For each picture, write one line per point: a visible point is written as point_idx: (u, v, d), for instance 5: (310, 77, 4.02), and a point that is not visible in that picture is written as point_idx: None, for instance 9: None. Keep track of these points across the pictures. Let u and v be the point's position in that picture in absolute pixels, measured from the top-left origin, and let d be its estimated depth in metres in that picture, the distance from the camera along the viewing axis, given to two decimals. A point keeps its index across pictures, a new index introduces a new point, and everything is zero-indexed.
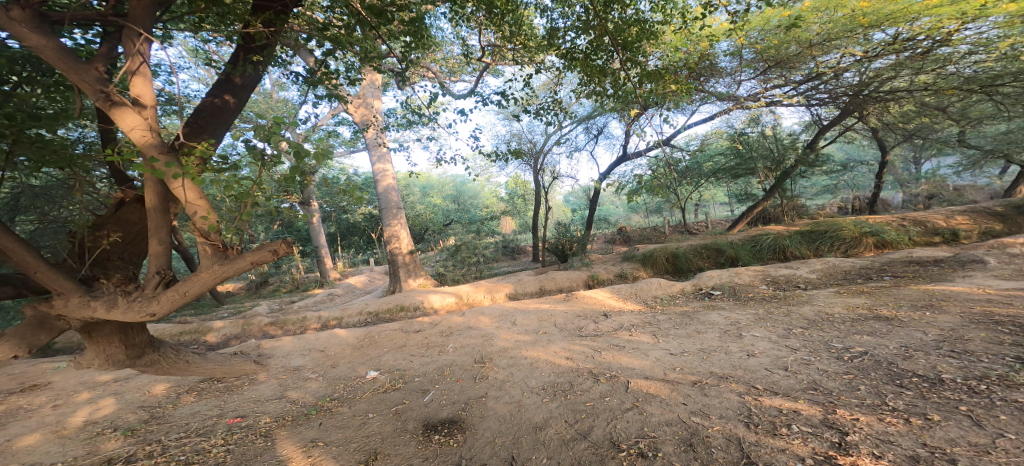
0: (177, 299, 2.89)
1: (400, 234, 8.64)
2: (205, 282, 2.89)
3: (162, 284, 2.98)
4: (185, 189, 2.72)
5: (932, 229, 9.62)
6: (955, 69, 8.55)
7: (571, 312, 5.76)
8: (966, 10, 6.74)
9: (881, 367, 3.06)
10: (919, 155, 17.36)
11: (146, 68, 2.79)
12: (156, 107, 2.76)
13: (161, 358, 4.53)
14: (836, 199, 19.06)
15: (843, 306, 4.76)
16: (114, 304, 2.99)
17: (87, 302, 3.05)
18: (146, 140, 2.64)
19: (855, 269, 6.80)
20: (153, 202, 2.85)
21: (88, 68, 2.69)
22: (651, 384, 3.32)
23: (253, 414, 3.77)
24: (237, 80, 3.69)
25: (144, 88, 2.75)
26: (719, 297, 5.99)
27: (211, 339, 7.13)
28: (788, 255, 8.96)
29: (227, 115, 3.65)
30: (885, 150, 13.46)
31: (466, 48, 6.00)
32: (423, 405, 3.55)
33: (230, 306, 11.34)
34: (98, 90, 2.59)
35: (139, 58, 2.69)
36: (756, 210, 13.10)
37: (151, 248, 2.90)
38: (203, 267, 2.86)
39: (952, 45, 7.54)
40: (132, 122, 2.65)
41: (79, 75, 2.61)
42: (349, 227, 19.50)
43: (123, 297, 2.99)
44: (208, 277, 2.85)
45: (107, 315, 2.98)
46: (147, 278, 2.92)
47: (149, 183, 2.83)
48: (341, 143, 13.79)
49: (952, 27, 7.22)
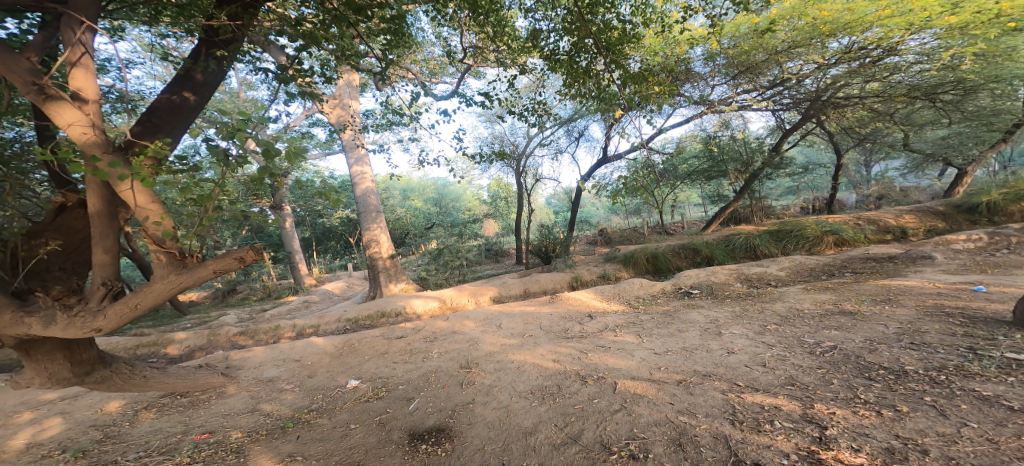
0: (127, 312, 2.66)
1: (380, 238, 8.40)
2: (160, 293, 2.67)
3: (108, 297, 2.73)
4: (135, 192, 2.46)
5: (884, 227, 10.29)
6: (901, 79, 9.18)
7: (556, 313, 5.78)
8: (912, 22, 7.23)
9: (850, 361, 3.21)
10: (870, 158, 18.55)
11: (89, 60, 2.38)
12: (101, 102, 2.36)
13: (115, 375, 3.80)
14: (799, 200, 20.07)
15: (812, 301, 5.00)
16: (52, 321, 2.67)
17: (19, 319, 2.68)
18: (87, 138, 2.25)
19: (820, 266, 7.16)
20: (96, 207, 2.55)
21: (17, 56, 2.24)
22: (638, 385, 3.36)
23: (222, 429, 3.55)
24: (198, 76, 3.43)
25: (86, 80, 2.33)
26: (698, 296, 6.16)
27: (174, 351, 6.73)
28: (758, 254, 9.35)
29: (187, 114, 3.39)
30: (841, 154, 14.32)
31: (449, 50, 5.91)
32: (408, 414, 3.45)
33: (196, 315, 10.73)
34: (29, 83, 2.17)
35: (81, 47, 2.27)
36: (728, 211, 13.61)
37: (96, 258, 2.62)
38: (157, 277, 2.64)
39: (899, 54, 8.07)
40: (70, 117, 2.24)
41: (5, 65, 2.16)
42: (325, 232, 18.87)
43: (62, 312, 2.69)
44: (164, 287, 2.64)
45: (43, 332, 2.66)
46: (92, 291, 2.66)
47: (90, 185, 2.52)
48: (315, 144, 13.34)
49: (899, 38, 7.73)
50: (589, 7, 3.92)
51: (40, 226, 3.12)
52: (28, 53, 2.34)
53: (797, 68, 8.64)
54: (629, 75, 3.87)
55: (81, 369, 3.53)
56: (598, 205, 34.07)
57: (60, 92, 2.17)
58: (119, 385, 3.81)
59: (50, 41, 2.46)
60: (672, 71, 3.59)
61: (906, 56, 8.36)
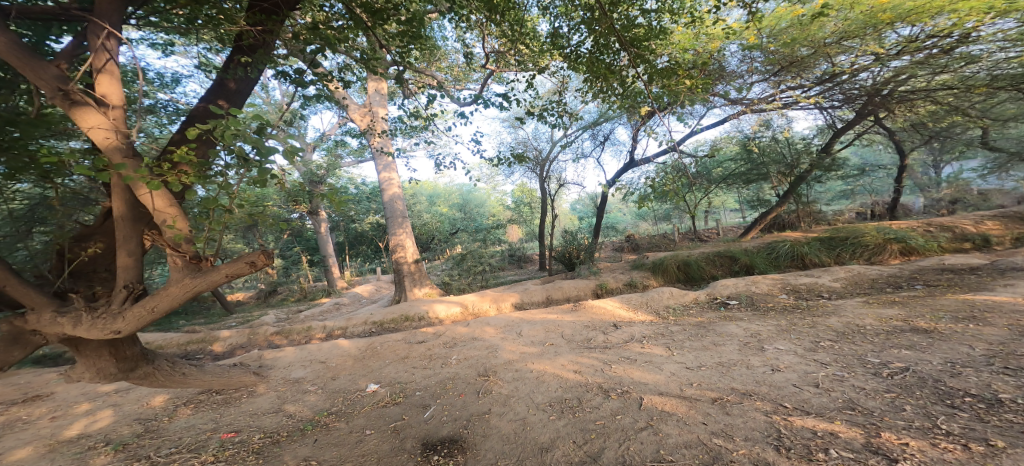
0: (143, 316, 2.74)
1: (405, 243, 8.50)
2: (175, 297, 2.75)
3: (129, 300, 2.84)
4: (153, 196, 2.56)
5: (960, 235, 9.17)
6: (974, 71, 8.30)
7: (579, 322, 5.53)
8: (990, 5, 6.44)
9: (926, 385, 2.76)
10: (941, 159, 16.75)
11: (113, 66, 2.54)
12: (124, 107, 2.50)
13: (157, 371, 3.96)
14: (854, 204, 18.48)
15: (874, 317, 4.43)
16: (78, 321, 2.81)
17: (55, 319, 2.85)
18: (110, 143, 2.40)
19: (882, 278, 6.43)
20: (120, 211, 2.71)
21: (47, 64, 2.40)
22: (667, 401, 3.08)
23: (247, 429, 3.59)
24: (231, 85, 3.56)
25: (110, 86, 2.47)
26: (736, 308, 5.70)
27: (218, 348, 7.08)
28: (807, 263, 8.59)
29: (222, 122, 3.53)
30: (904, 154, 13.02)
31: (471, 56, 5.89)
32: (423, 422, 3.35)
33: (239, 315, 11.35)
34: (56, 89, 2.31)
35: (105, 54, 2.41)
36: (770, 217, 12.72)
37: (120, 261, 2.75)
38: (173, 281, 2.73)
39: (974, 43, 7.24)
40: (94, 122, 2.39)
41: (32, 71, 2.30)
42: (357, 236, 19.49)
43: (88, 314, 2.83)
44: (179, 291, 2.72)
45: (72, 332, 2.81)
46: (114, 293, 2.78)
47: (114, 188, 2.64)
48: (349, 152, 13.85)
49: (971, 25, 6.95)
50: (614, 3, 3.74)
51: (91, 228, 3.37)
52: (57, 60, 2.50)
53: (851, 62, 7.92)
54: (659, 72, 3.64)
55: (125, 365, 3.68)
56: (625, 210, 33.17)
57: (84, 99, 2.31)
58: (160, 381, 3.96)
59: (78, 50, 2.62)
60: (705, 67, 3.34)
61: (982, 45, 7.51)
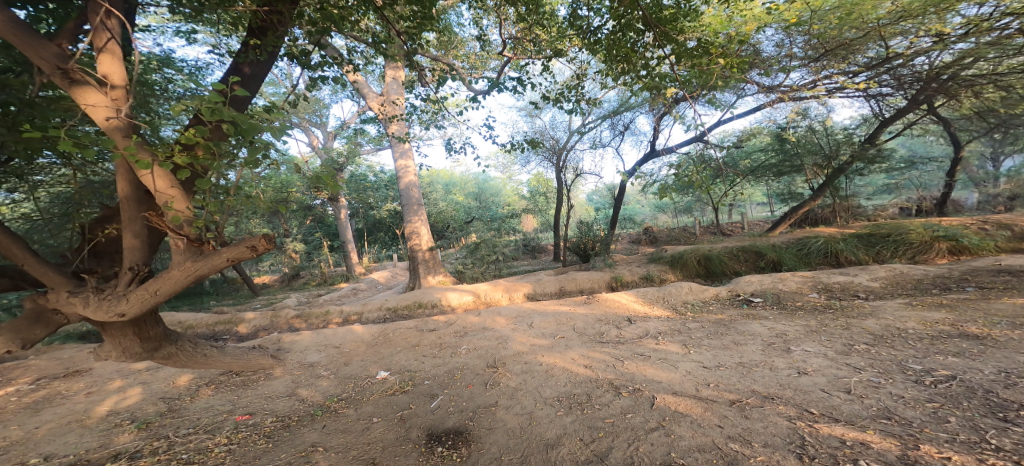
0: (146, 298, 2.84)
1: (420, 231, 8.53)
2: (177, 280, 2.84)
3: (134, 281, 2.94)
4: (154, 177, 2.62)
5: (1020, 234, 8.39)
6: None
7: (592, 315, 5.37)
8: None
9: (975, 396, 2.47)
10: (999, 150, 15.40)
11: (114, 46, 2.60)
12: (126, 87, 2.55)
13: (179, 351, 4.08)
14: (897, 199, 17.31)
15: (918, 321, 4.07)
16: (85, 302, 2.92)
17: (67, 298, 2.98)
18: (111, 123, 2.46)
19: (928, 278, 5.94)
20: (125, 192, 2.82)
21: (47, 43, 2.46)
22: (681, 402, 2.92)
23: (261, 411, 3.67)
24: (245, 69, 3.60)
25: (113, 67, 2.54)
26: (761, 305, 5.40)
27: (242, 330, 7.33)
28: (841, 260, 8.09)
29: (237, 107, 3.57)
30: (957, 145, 12.01)
31: (487, 42, 5.76)
32: (429, 412, 3.31)
33: (265, 297, 11.79)
34: (56, 67, 2.36)
35: (108, 34, 2.48)
36: (801, 211, 12.07)
37: (126, 242, 2.86)
38: (176, 264, 2.81)
39: None
40: (94, 100, 2.44)
41: (33, 50, 2.37)
42: (376, 223, 19.82)
43: (94, 294, 2.93)
44: (180, 274, 2.81)
45: (84, 311, 2.91)
46: (119, 275, 2.88)
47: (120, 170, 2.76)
48: (369, 141, 14.02)
49: None
50: None
51: (112, 212, 3.50)
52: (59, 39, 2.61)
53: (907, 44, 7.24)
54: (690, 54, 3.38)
55: (149, 344, 3.81)
56: (644, 201, 32.39)
57: (85, 77, 2.37)
58: (182, 361, 4.07)
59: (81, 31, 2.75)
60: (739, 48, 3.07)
61: None
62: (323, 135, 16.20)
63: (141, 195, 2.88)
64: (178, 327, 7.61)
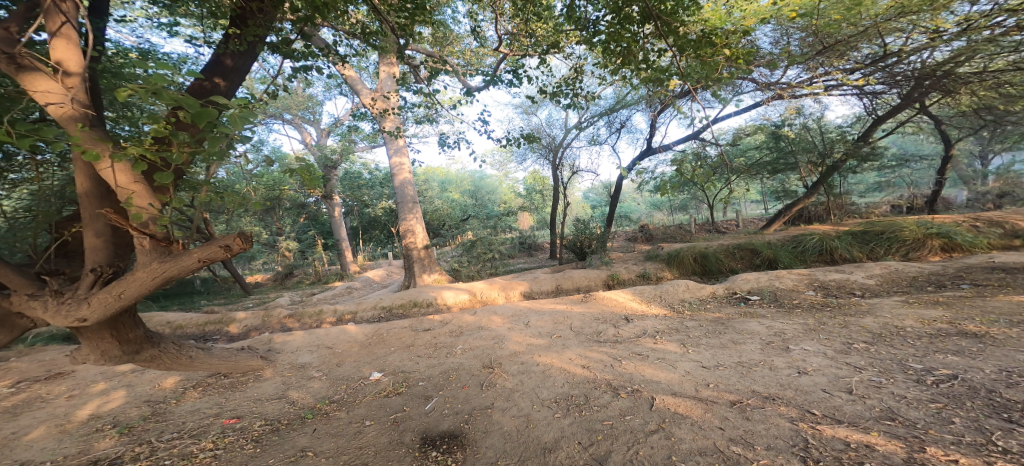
0: (110, 301, 2.74)
1: (415, 229, 8.43)
2: (143, 283, 2.74)
3: (97, 284, 2.83)
4: (115, 172, 2.52)
5: (1011, 231, 8.46)
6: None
7: (589, 314, 5.32)
8: None
9: (978, 396, 2.43)
10: (988, 149, 15.58)
11: (70, 30, 2.53)
12: (83, 75, 2.51)
13: (163, 354, 4.02)
14: (888, 197, 17.44)
15: (916, 319, 4.04)
16: (43, 306, 2.80)
17: (26, 302, 2.85)
18: (64, 112, 2.41)
19: (923, 276, 5.94)
20: (85, 188, 2.77)
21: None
22: (680, 403, 2.87)
23: (250, 415, 3.57)
24: (227, 61, 3.51)
25: (67, 53, 2.48)
26: (758, 303, 5.37)
27: (233, 330, 7.19)
28: (836, 257, 8.11)
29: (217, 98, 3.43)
30: (948, 143, 12.12)
31: (483, 38, 5.67)
32: (423, 414, 3.23)
33: (257, 296, 11.61)
34: (5, 53, 2.29)
35: (64, 20, 2.42)
36: (795, 208, 12.11)
37: (87, 241, 2.79)
38: (141, 265, 2.71)
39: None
40: (45, 87, 2.38)
41: None
42: (371, 222, 19.63)
43: (55, 298, 2.82)
44: (146, 276, 2.70)
45: (43, 316, 2.79)
46: (81, 277, 2.78)
47: (78, 165, 2.71)
48: (364, 138, 13.85)
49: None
50: None
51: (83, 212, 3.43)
52: (7, 23, 2.52)
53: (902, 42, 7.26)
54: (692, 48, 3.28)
55: (129, 347, 3.73)
56: (640, 198, 32.44)
57: (36, 64, 2.31)
58: (167, 364, 4.02)
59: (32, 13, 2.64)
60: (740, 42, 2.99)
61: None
62: (316, 131, 16.00)
63: (103, 192, 2.83)
64: (167, 327, 7.45)
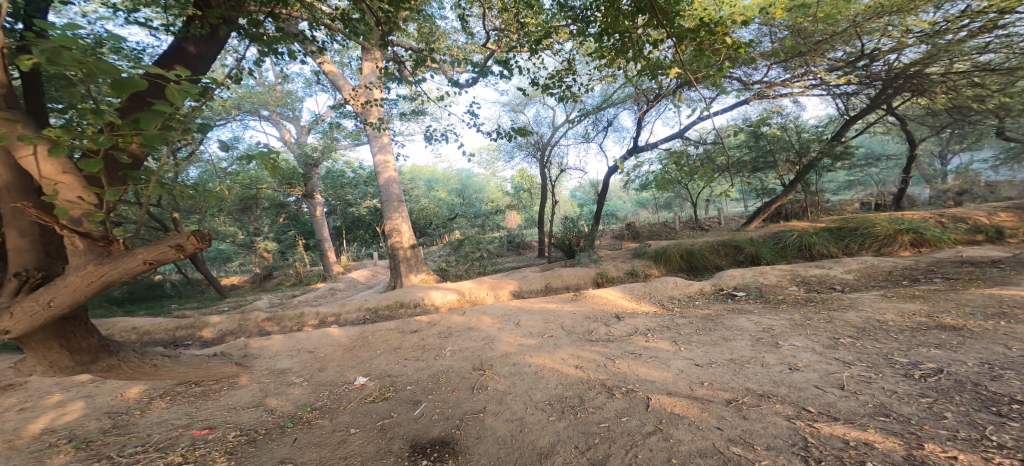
0: (37, 310, 2.45)
1: (401, 228, 8.22)
2: (77, 288, 2.46)
3: (22, 292, 2.53)
4: (39, 161, 2.27)
5: (973, 227, 8.85)
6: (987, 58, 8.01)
7: (579, 312, 5.26)
8: None
9: (966, 390, 2.47)
10: (947, 149, 16.36)
11: None
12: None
13: (123, 364, 3.50)
14: (860, 194, 18.10)
15: (896, 312, 4.14)
16: None
17: None
18: None
19: (898, 270, 6.14)
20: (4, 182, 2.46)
21: None
22: (676, 403, 2.84)
23: (223, 425, 3.36)
24: (190, 48, 3.32)
25: None
26: (745, 299, 5.43)
27: (207, 335, 6.86)
28: (814, 253, 8.33)
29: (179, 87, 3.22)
30: (914, 143, 12.65)
31: (471, 34, 5.54)
32: (412, 420, 3.10)
33: (233, 299, 11.12)
34: None
35: None
36: (774, 206, 12.41)
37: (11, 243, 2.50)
38: (75, 269, 2.45)
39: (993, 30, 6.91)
40: None
41: None
42: (354, 221, 19.16)
43: None
44: (81, 280, 2.44)
45: None
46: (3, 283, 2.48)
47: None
48: (345, 135, 13.49)
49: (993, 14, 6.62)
50: None
51: None
52: None
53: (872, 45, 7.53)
54: (691, 43, 3.21)
55: (83, 357, 3.21)
56: (626, 197, 32.74)
57: None
58: (128, 374, 3.50)
59: None
60: (736, 38, 2.93)
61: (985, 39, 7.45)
62: (295, 128, 15.50)
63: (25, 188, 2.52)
64: (134, 333, 7.04)
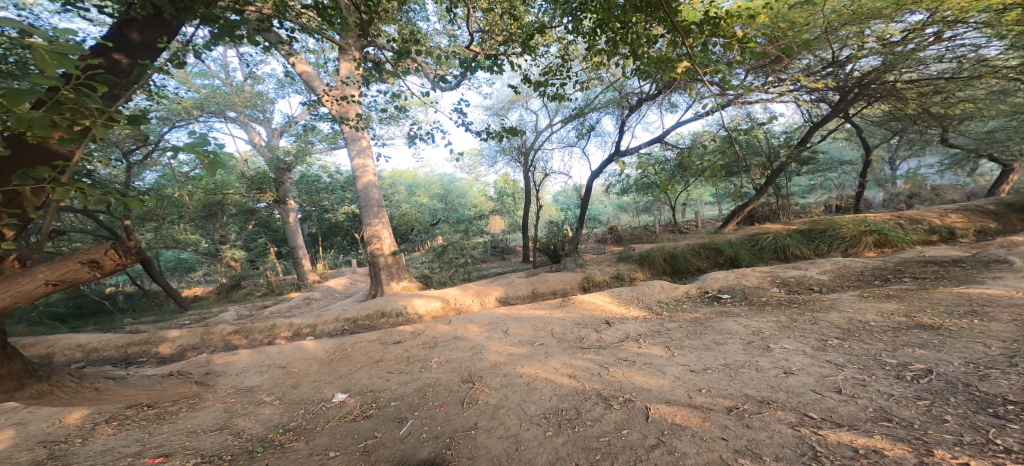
0: None
1: (381, 234, 7.91)
2: None
3: None
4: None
5: (929, 228, 9.37)
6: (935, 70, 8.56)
7: (568, 319, 5.15)
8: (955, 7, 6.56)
9: (959, 391, 2.49)
10: (897, 155, 17.46)
11: None
12: None
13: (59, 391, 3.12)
14: (823, 198, 18.99)
15: (875, 312, 4.24)
16: None
17: None
18: None
19: (869, 270, 6.36)
20: None
21: None
22: (676, 412, 2.77)
23: (181, 452, 3.02)
24: (132, 36, 3.02)
25: None
26: (730, 302, 5.48)
27: (165, 351, 6.35)
28: (788, 255, 8.58)
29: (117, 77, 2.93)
30: (870, 150, 13.39)
31: (456, 36, 5.39)
32: (398, 440, 2.87)
33: (196, 311, 10.40)
34: None
35: None
36: (747, 209, 12.80)
37: None
38: None
39: (943, 42, 7.36)
40: None
41: None
42: (330, 227, 18.48)
43: None
44: None
45: None
46: None
47: None
48: (319, 137, 12.99)
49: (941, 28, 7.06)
50: None
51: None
52: None
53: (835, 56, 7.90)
54: (685, 43, 3.16)
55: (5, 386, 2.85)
56: (606, 202, 33.11)
57: None
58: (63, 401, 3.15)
59: None
60: (743, 33, 2.88)
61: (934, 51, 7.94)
62: (265, 131, 14.82)
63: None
64: (80, 351, 6.43)
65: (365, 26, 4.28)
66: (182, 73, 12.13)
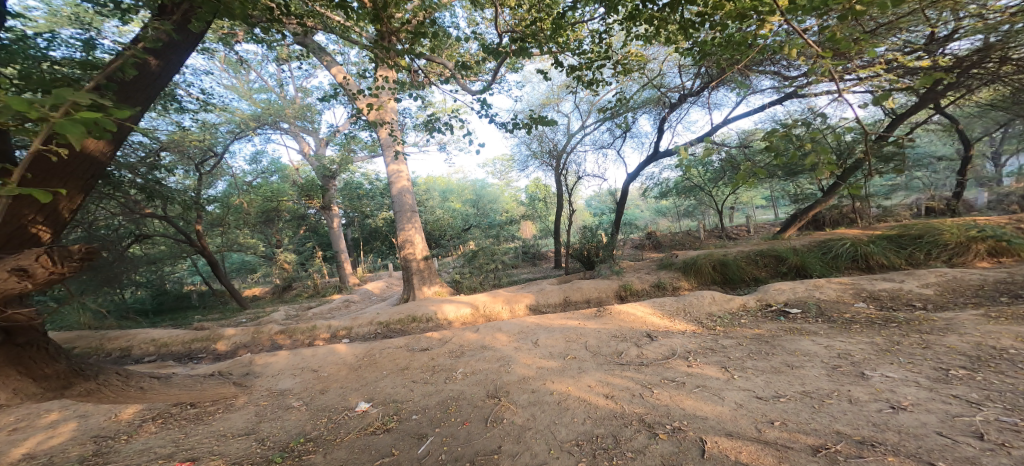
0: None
1: (414, 239, 7.87)
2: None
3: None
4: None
5: None
6: None
7: (605, 331, 4.67)
8: None
9: None
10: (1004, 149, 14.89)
11: None
12: None
13: None
14: (908, 200, 16.61)
15: (1015, 338, 3.34)
16: None
17: None
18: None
19: (988, 284, 5.20)
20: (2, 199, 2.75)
21: None
22: (740, 448, 2.33)
23: (207, 457, 2.90)
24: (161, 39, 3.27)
25: None
26: (800, 318, 4.72)
27: (222, 348, 6.65)
28: (871, 264, 7.42)
29: (152, 80, 3.25)
30: (968, 144, 11.49)
31: (484, 40, 5.18)
32: (415, 461, 2.60)
33: (252, 311, 11.00)
34: None
35: None
36: (812, 212, 11.40)
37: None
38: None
39: None
40: None
41: None
42: (372, 232, 19.15)
43: None
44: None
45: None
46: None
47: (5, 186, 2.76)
48: (362, 147, 13.44)
49: None
50: None
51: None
52: None
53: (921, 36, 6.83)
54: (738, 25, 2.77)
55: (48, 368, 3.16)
56: (643, 206, 31.59)
57: None
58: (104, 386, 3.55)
59: None
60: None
61: None
62: (314, 141, 15.63)
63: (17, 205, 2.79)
64: (153, 345, 6.90)
65: (395, 35, 4.33)
66: (244, 89, 13.21)
